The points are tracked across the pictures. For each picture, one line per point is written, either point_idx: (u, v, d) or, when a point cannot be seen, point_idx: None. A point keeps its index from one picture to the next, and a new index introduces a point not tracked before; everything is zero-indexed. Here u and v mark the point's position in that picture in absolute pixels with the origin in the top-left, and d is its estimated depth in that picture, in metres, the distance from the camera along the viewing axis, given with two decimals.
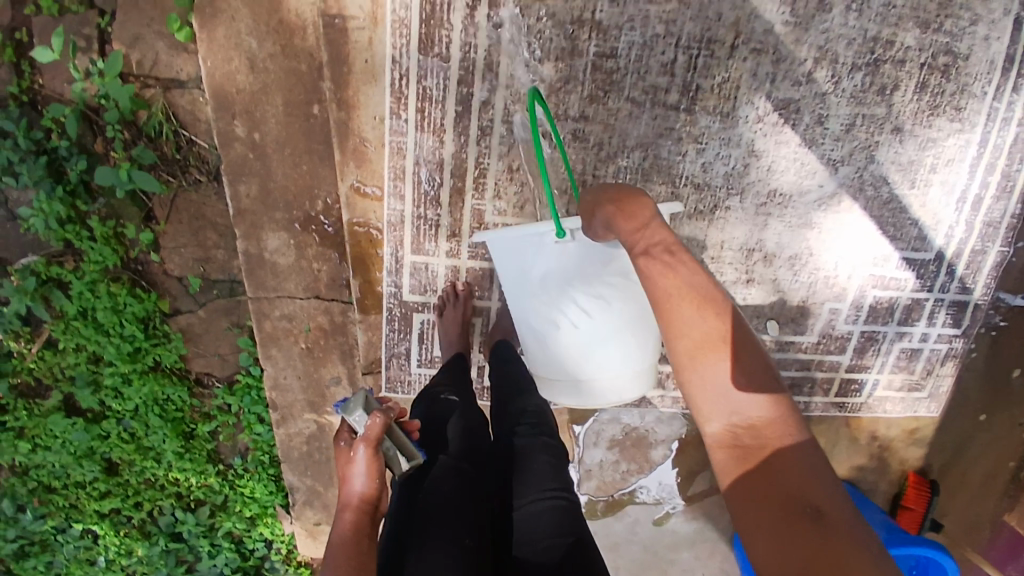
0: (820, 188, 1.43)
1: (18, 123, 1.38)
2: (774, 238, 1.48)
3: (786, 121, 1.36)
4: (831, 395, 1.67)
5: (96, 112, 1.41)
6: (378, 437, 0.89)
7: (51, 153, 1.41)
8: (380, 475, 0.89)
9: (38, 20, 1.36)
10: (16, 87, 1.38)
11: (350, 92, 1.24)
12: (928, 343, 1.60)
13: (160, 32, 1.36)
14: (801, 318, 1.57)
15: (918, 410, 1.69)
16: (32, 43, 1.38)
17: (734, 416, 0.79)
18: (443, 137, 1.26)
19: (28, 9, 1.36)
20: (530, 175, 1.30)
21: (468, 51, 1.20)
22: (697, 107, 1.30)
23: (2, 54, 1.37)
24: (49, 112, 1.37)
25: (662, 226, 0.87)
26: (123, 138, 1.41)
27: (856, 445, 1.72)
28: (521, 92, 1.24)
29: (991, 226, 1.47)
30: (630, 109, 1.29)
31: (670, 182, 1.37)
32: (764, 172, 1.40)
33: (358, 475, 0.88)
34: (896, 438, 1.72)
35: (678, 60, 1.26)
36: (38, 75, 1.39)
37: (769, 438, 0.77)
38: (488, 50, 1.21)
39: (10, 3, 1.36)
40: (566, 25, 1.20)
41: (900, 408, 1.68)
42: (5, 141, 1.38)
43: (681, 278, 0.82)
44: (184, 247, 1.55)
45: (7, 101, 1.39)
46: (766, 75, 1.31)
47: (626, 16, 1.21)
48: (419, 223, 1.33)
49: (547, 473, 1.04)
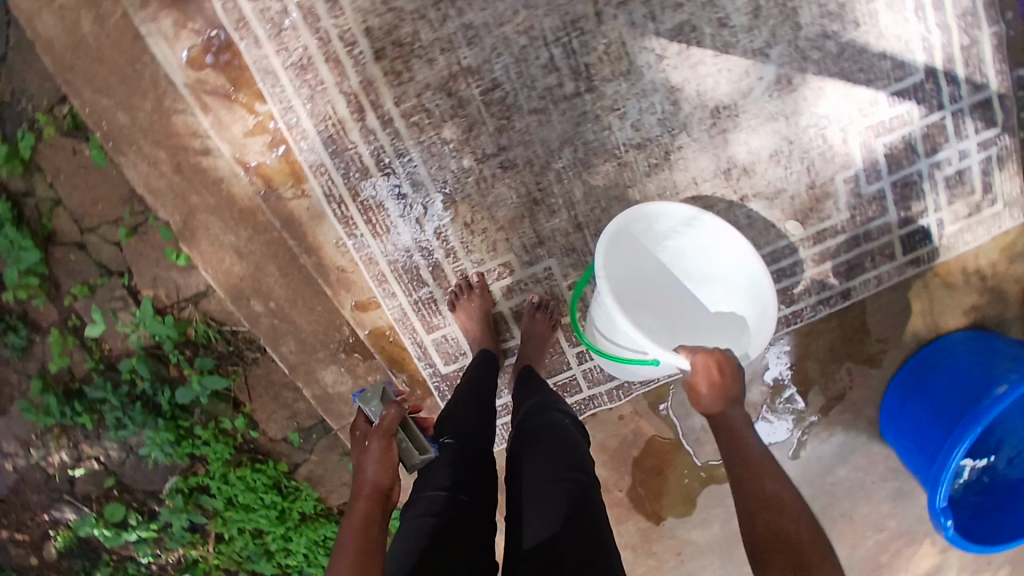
0: (759, 81, 1.35)
1: (109, 387, 1.67)
2: (744, 149, 1.40)
3: (693, 41, 1.32)
4: (899, 257, 1.52)
5: (157, 348, 1.68)
6: (389, 431, 1.03)
7: (142, 396, 1.69)
8: (391, 466, 1.00)
9: (80, 305, 1.64)
10: (92, 361, 1.67)
11: (310, 237, 1.38)
12: (972, 156, 1.47)
13: (167, 264, 1.61)
14: (820, 203, 1.46)
15: (1004, 224, 1.53)
16: (84, 324, 1.65)
17: (751, 481, 0.94)
18: (400, 230, 1.38)
19: (68, 300, 1.63)
20: (487, 219, 1.39)
21: (379, 154, 1.32)
22: (596, 81, 1.32)
23: (70, 343, 1.66)
24: (124, 368, 1.66)
25: (737, 381, 1.03)
26: (186, 356, 1.67)
27: (961, 292, 1.57)
28: (440, 159, 1.34)
29: (966, 15, 1.40)
30: (539, 118, 1.34)
31: (612, 156, 1.38)
32: (694, 99, 1.35)
33: (370, 464, 1.00)
34: (995, 263, 1.57)
35: (555, 55, 1.30)
36: (103, 344, 1.67)
37: (774, 500, 0.91)
38: (394, 144, 1.32)
39: (55, 302, 1.63)
40: (443, 87, 1.30)
41: (983, 232, 1.54)
42: (108, 404, 1.67)
43: (718, 366, 1.02)
44: (275, 416, 1.77)
45: (92, 375, 1.68)
46: (643, 17, 1.30)
47: (487, 49, 1.28)
48: (419, 306, 1.45)
49: (565, 449, 1.10)
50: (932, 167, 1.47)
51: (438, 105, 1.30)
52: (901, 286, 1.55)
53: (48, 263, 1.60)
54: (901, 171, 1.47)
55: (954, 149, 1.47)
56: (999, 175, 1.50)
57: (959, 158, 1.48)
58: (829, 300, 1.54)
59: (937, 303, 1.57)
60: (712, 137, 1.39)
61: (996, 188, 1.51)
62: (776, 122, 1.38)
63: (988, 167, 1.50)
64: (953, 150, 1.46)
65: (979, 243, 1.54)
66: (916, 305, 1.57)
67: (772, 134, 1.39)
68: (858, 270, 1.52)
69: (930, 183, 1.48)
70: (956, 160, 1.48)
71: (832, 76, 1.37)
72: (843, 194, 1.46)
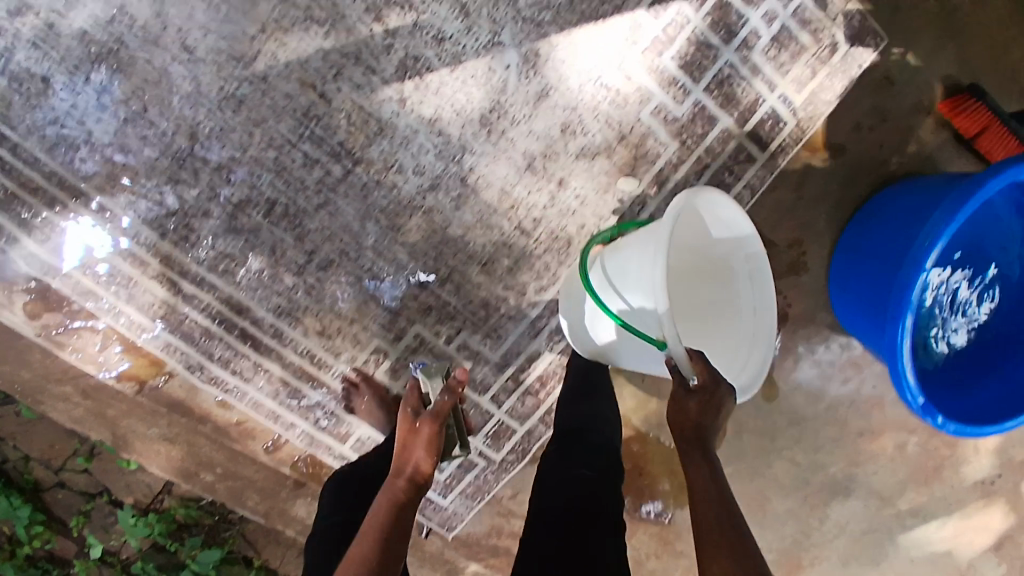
0: (507, 71, 1.29)
1: None
2: (531, 137, 1.34)
3: (425, 68, 1.28)
4: (761, 157, 1.39)
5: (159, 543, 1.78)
6: (439, 415, 1.13)
7: None
8: (435, 451, 1.10)
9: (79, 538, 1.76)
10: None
11: (199, 407, 1.44)
12: (779, 20, 1.32)
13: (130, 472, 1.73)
14: (642, 147, 1.37)
15: (857, 64, 1.36)
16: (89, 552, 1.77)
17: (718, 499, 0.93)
18: (265, 366, 1.42)
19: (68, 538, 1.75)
20: (336, 318, 1.40)
21: (212, 310, 1.38)
22: (357, 153, 1.31)
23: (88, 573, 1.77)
24: (140, 572, 1.76)
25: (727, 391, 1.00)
26: (186, 538, 1.76)
27: (849, 154, 1.42)
28: (263, 289, 1.37)
29: None
30: (326, 211, 1.33)
31: (413, 209, 1.35)
32: (456, 120, 1.31)
33: (420, 450, 1.09)
34: (874, 105, 1.40)
35: (307, 150, 1.30)
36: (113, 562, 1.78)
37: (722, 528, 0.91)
38: (218, 296, 1.37)
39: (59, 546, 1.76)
40: (229, 229, 1.33)
41: (840, 83, 1.37)
42: None
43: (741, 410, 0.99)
44: (290, 556, 1.83)
45: None
46: (364, 72, 1.27)
47: (246, 176, 1.31)
48: (320, 423, 1.47)
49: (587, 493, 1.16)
50: (743, 49, 1.33)
51: (232, 246, 1.34)
52: (782, 180, 1.42)
53: (43, 508, 1.73)
54: (711, 71, 1.33)
55: (758, 19, 1.32)
56: (824, 17, 1.33)
57: (768, 24, 1.32)
58: None
59: (829, 178, 1.43)
60: (495, 143, 1.33)
61: (829, 33, 1.34)
62: (548, 98, 1.32)
63: (806, 16, 1.33)
64: (756, 21, 1.32)
65: (844, 94, 1.37)
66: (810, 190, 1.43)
67: (552, 110, 1.33)
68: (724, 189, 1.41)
69: (750, 65, 1.34)
70: (767, 29, 1.32)
71: (577, 24, 1.29)
72: (663, 125, 1.36)
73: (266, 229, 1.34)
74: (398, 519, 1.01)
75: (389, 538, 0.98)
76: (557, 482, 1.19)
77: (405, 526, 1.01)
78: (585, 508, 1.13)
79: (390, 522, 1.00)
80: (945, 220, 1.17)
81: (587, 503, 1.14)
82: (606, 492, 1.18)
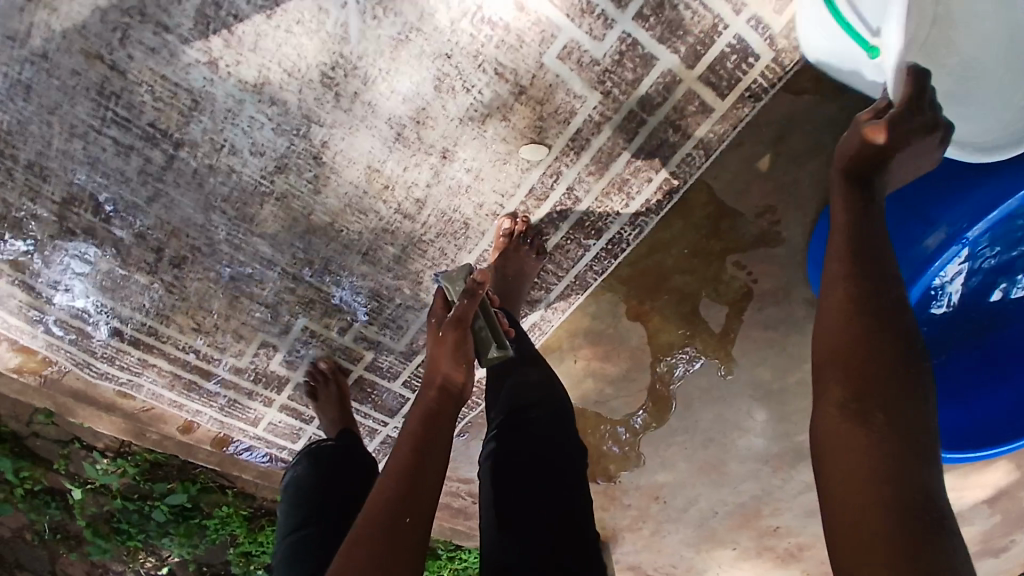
0: (345, 12, 0.92)
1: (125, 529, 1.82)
2: (395, 98, 1.00)
3: (231, 17, 0.93)
4: (720, 104, 1.02)
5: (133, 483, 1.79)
6: (466, 320, 0.94)
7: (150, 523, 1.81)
8: (465, 360, 0.93)
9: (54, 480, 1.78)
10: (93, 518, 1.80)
11: (99, 397, 1.38)
12: None
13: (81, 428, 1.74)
14: (548, 102, 1.01)
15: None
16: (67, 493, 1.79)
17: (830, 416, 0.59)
18: (152, 361, 1.31)
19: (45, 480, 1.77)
20: (211, 315, 1.24)
21: (77, 310, 1.25)
22: (178, 135, 1.03)
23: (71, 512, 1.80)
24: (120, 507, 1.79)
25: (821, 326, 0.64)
26: (161, 473, 1.78)
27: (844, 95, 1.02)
28: (123, 287, 1.21)
29: None
30: (163, 204, 1.11)
31: (263, 197, 1.09)
32: (290, 84, 0.98)
33: (446, 359, 0.91)
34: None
35: (119, 135, 1.04)
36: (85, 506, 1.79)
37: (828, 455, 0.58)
38: (77, 296, 1.23)
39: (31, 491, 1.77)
40: (63, 227, 1.14)
41: None
42: (133, 536, 1.83)
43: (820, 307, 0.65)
44: (260, 485, 1.87)
45: (103, 525, 1.82)
46: (156, 31, 0.94)
47: (58, 169, 1.08)
48: (225, 410, 1.39)
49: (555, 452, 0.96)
50: None
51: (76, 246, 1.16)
52: (749, 134, 1.05)
53: (25, 455, 1.73)
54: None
55: None
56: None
57: None
58: (652, 202, 1.11)
59: (822, 126, 1.05)
60: (349, 111, 1.01)
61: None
62: (410, 44, 0.95)
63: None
64: None
65: None
66: (787, 145, 1.06)
67: (417, 62, 0.96)
68: (665, 150, 1.06)
69: None
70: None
71: None
72: (576, 71, 0.98)
73: (104, 227, 1.14)
74: (437, 416, 0.86)
75: (431, 441, 0.83)
76: (519, 431, 0.97)
77: (445, 433, 0.84)
78: (535, 454, 0.95)
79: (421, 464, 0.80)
80: (988, 199, 1.05)
81: (538, 448, 0.95)
82: (559, 432, 0.99)
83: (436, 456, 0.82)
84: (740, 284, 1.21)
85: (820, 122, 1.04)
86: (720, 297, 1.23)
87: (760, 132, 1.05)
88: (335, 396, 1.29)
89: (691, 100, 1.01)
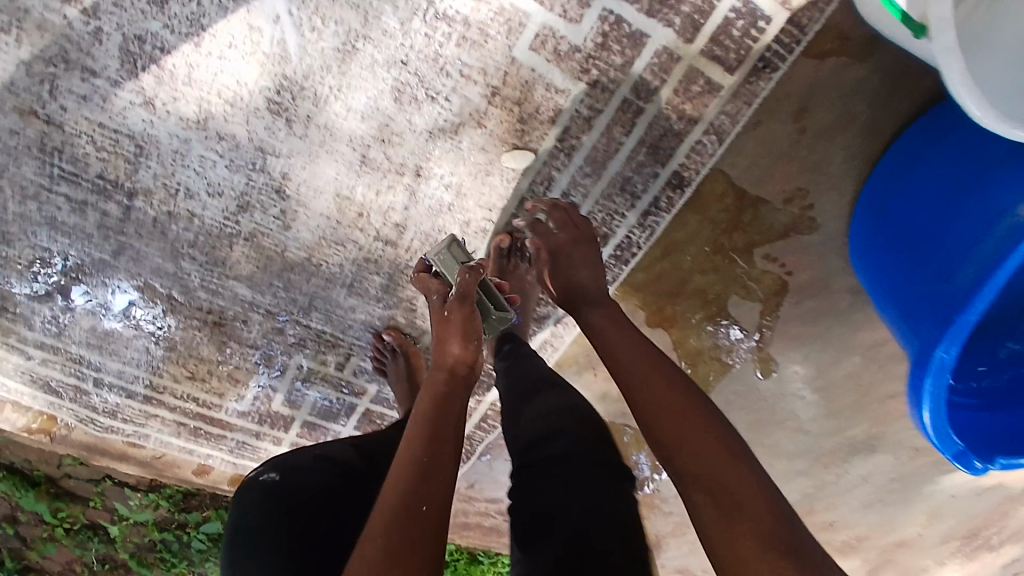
0: (279, 27, 0.81)
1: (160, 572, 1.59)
2: (353, 118, 0.88)
3: (158, 49, 0.83)
4: (730, 81, 0.86)
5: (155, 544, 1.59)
6: (471, 299, 0.78)
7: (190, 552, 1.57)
8: (475, 337, 0.75)
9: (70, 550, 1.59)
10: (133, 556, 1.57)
11: (113, 451, 1.32)
12: None
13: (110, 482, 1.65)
14: (526, 102, 0.87)
15: None
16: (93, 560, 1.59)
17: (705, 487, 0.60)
18: (155, 415, 1.23)
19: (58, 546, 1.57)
20: (204, 363, 1.15)
21: (64, 378, 1.16)
22: (130, 184, 0.94)
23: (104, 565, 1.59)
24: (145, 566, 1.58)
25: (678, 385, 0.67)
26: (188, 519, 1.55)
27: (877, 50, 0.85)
28: (106, 348, 1.12)
29: None
30: (130, 260, 1.02)
31: (231, 240, 1.00)
32: (233, 114, 0.87)
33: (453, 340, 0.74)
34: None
35: (70, 192, 0.95)
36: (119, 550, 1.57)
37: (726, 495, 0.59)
38: (62, 363, 1.14)
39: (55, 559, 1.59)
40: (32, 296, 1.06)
41: None
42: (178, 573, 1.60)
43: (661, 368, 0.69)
44: None
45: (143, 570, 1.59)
46: (83, 77, 0.85)
47: (20, 233, 0.99)
48: (239, 455, 1.32)
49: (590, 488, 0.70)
50: None
51: (51, 312, 1.08)
52: (766, 109, 0.88)
53: (62, 494, 1.53)
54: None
55: None
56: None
57: None
58: (661, 200, 0.96)
59: (849, 90, 0.88)
60: (306, 137, 0.89)
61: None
62: (359, 55, 0.82)
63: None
64: None
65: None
66: (812, 116, 0.89)
67: (370, 74, 0.84)
68: (669, 141, 0.90)
69: None
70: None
71: None
72: (554, 62, 0.83)
73: (75, 290, 1.06)
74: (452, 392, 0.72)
75: (450, 418, 0.69)
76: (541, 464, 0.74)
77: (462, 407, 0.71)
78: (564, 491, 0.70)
79: (442, 448, 0.65)
80: None
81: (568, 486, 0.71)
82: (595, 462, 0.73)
83: (455, 441, 0.67)
84: (770, 277, 1.04)
85: (849, 86, 0.87)
86: (749, 293, 1.06)
87: (779, 106, 0.88)
88: (404, 372, 1.10)
89: (697, 78, 0.85)
